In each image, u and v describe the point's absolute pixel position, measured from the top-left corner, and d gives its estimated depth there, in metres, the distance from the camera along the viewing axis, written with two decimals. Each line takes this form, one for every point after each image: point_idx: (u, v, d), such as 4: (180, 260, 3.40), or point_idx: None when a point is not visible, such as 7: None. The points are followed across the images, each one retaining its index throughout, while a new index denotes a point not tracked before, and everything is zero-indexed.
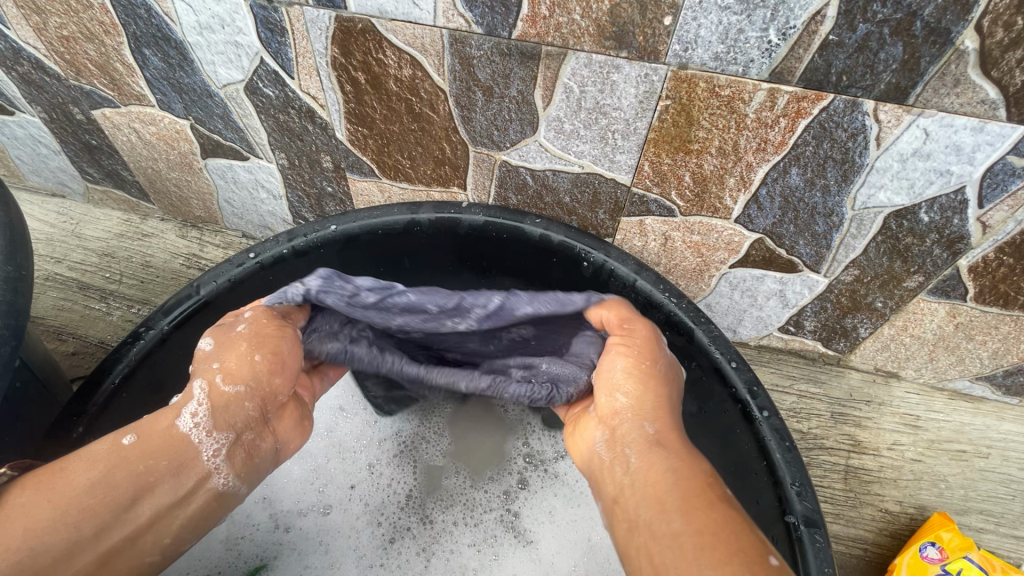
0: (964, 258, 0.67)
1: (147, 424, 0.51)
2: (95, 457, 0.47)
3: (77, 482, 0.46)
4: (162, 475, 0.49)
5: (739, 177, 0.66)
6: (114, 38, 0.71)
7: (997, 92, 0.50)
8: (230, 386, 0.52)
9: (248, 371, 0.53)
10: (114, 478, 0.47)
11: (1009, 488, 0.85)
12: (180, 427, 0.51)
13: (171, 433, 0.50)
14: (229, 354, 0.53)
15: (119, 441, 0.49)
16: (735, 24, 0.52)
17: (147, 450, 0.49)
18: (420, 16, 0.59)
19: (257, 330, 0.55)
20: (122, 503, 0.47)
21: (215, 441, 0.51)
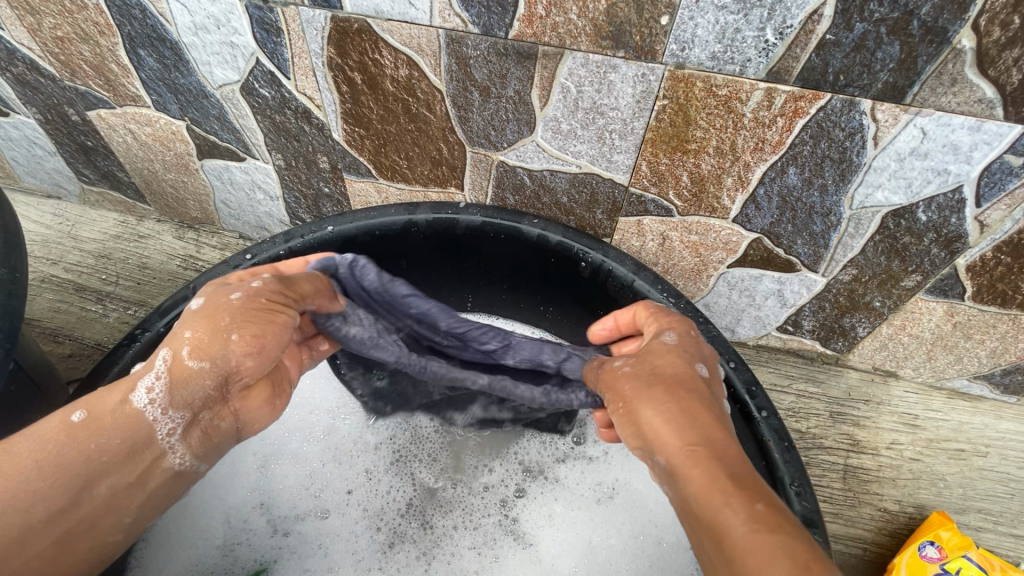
0: (962, 258, 0.67)
1: (101, 398, 0.48)
2: (44, 436, 0.45)
3: (27, 464, 0.44)
4: (117, 459, 0.48)
5: (737, 177, 0.65)
6: (109, 38, 0.71)
7: (993, 91, 0.50)
8: (196, 361, 0.49)
9: (220, 349, 0.50)
10: (63, 460, 0.45)
11: (1008, 487, 0.85)
12: (133, 404, 0.48)
13: (124, 411, 0.48)
14: (203, 326, 0.50)
15: (70, 417, 0.47)
16: (732, 24, 0.52)
17: (99, 430, 0.47)
18: (416, 16, 0.58)
19: (245, 305, 0.51)
20: (76, 484, 0.46)
21: (170, 419, 0.49)
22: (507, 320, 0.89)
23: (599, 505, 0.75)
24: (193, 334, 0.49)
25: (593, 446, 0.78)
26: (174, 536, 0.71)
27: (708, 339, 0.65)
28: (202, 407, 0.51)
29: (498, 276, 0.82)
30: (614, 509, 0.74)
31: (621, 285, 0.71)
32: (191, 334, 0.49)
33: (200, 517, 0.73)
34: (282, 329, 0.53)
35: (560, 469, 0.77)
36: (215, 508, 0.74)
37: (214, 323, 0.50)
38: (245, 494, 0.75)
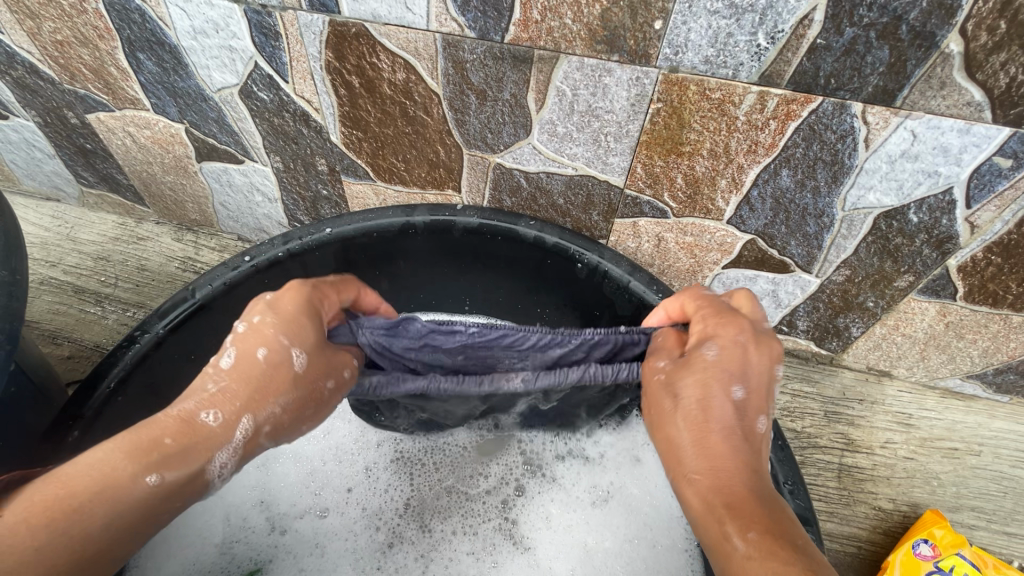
0: (953, 258, 0.68)
1: (176, 459, 0.43)
2: (121, 501, 0.40)
3: (93, 527, 0.39)
4: (175, 515, 0.45)
5: (731, 179, 0.66)
6: (108, 42, 0.72)
7: (982, 94, 0.51)
8: (270, 439, 0.49)
9: (294, 428, 0.50)
10: (130, 525, 0.41)
11: (1001, 485, 0.85)
12: (209, 470, 0.45)
13: (201, 475, 0.45)
14: (293, 396, 0.49)
15: (143, 479, 0.41)
16: (724, 28, 0.52)
17: (172, 491, 0.43)
18: (413, 20, 0.59)
19: (333, 397, 0.52)
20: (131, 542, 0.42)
21: (226, 480, 0.48)
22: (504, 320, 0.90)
23: (595, 508, 0.75)
24: (283, 404, 0.48)
25: (592, 447, 0.77)
26: (172, 535, 0.71)
27: None
28: (248, 464, 0.50)
29: (495, 276, 0.82)
30: (614, 512, 0.75)
31: (617, 286, 0.71)
32: (277, 402, 0.48)
33: (197, 516, 0.73)
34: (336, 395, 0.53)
35: (558, 470, 0.77)
36: (215, 507, 0.74)
37: (300, 394, 0.49)
38: (244, 492, 0.75)
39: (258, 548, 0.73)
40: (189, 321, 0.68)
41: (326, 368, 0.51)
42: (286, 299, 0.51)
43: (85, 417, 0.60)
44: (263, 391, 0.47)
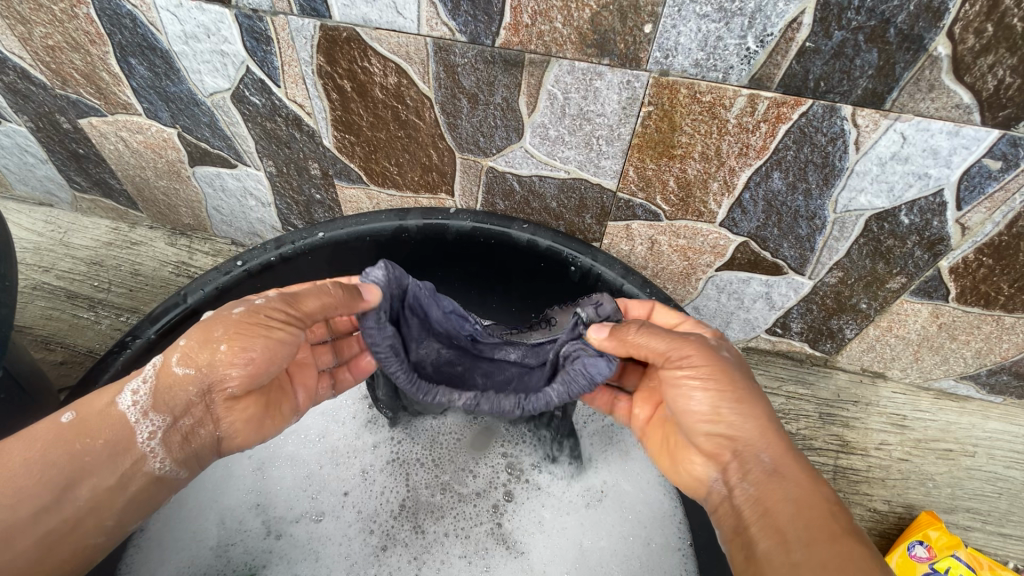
0: (945, 260, 0.68)
1: (88, 401, 0.52)
2: (36, 435, 0.50)
3: (18, 462, 0.48)
4: (98, 457, 0.51)
5: (723, 182, 0.66)
6: (100, 47, 0.71)
7: (970, 97, 0.51)
8: (181, 368, 0.52)
9: (206, 360, 0.51)
10: (51, 459, 0.49)
11: (995, 486, 0.85)
12: (119, 407, 0.52)
13: (110, 413, 0.52)
14: (200, 338, 0.52)
15: (59, 417, 0.51)
16: (714, 32, 0.52)
17: (83, 429, 0.51)
18: (404, 24, 0.59)
19: (239, 322, 0.52)
20: (59, 485, 0.49)
21: (148, 424, 0.52)
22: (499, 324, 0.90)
23: (589, 511, 0.75)
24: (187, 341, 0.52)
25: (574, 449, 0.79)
26: (167, 541, 0.71)
27: None
28: (184, 414, 0.53)
29: (488, 280, 0.82)
30: (607, 517, 0.75)
31: (610, 290, 0.72)
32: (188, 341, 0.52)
33: (191, 519, 0.72)
34: (275, 350, 0.53)
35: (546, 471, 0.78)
36: (210, 509, 0.74)
37: (203, 334, 0.52)
38: (240, 496, 0.75)
39: (255, 552, 0.73)
40: (181, 326, 0.68)
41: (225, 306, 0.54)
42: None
43: None
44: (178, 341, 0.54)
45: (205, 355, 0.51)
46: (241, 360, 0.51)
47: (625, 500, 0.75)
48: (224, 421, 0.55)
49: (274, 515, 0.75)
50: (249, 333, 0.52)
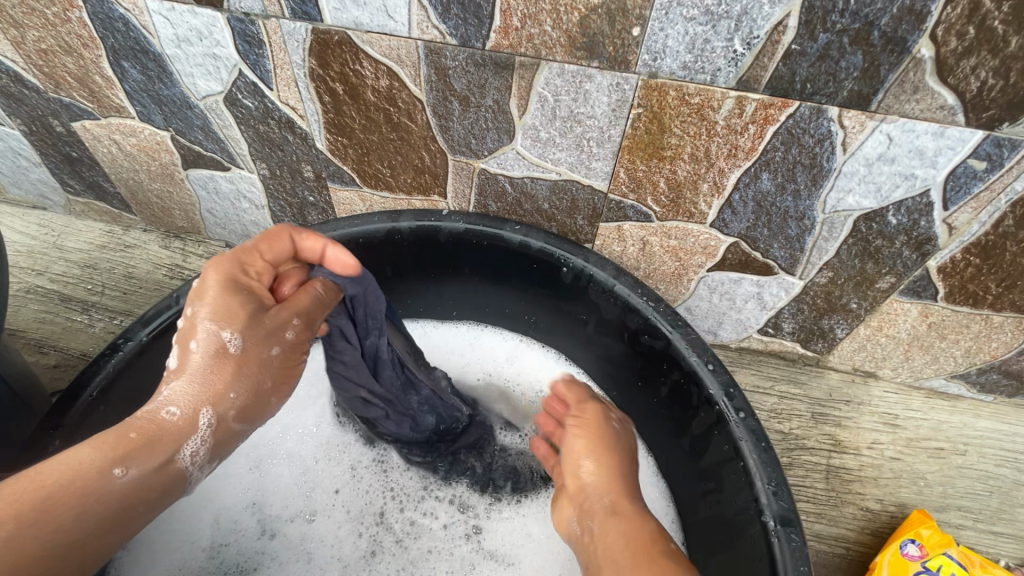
0: (933, 259, 0.68)
1: (140, 452, 0.48)
2: (85, 486, 0.45)
3: (70, 514, 0.44)
4: (149, 506, 0.49)
5: (713, 183, 0.67)
6: (93, 51, 0.72)
7: (954, 98, 0.52)
8: (237, 420, 0.53)
9: (255, 401, 0.54)
10: (91, 518, 0.45)
11: (987, 484, 0.86)
12: (179, 459, 0.50)
13: (170, 462, 0.49)
14: (246, 387, 0.53)
15: (108, 470, 0.46)
16: (701, 34, 0.53)
17: (147, 480, 0.48)
18: (395, 28, 0.60)
19: (286, 362, 0.55)
20: (60, 556, 0.43)
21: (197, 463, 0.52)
22: (493, 328, 0.90)
23: None
24: (241, 389, 0.52)
25: None
26: (158, 544, 0.71)
27: (688, 342, 0.67)
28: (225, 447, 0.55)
29: (481, 282, 0.83)
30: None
31: (602, 290, 0.73)
32: (236, 392, 0.52)
33: (188, 518, 0.73)
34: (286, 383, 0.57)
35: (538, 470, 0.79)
36: (204, 510, 0.74)
37: (248, 378, 0.52)
38: (236, 495, 0.75)
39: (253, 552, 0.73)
40: (173, 329, 0.68)
41: (265, 340, 0.53)
42: (210, 281, 0.52)
43: (68, 425, 0.61)
44: (213, 383, 0.51)
45: (251, 402, 0.54)
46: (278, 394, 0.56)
47: None
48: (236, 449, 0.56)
49: (268, 516, 0.75)
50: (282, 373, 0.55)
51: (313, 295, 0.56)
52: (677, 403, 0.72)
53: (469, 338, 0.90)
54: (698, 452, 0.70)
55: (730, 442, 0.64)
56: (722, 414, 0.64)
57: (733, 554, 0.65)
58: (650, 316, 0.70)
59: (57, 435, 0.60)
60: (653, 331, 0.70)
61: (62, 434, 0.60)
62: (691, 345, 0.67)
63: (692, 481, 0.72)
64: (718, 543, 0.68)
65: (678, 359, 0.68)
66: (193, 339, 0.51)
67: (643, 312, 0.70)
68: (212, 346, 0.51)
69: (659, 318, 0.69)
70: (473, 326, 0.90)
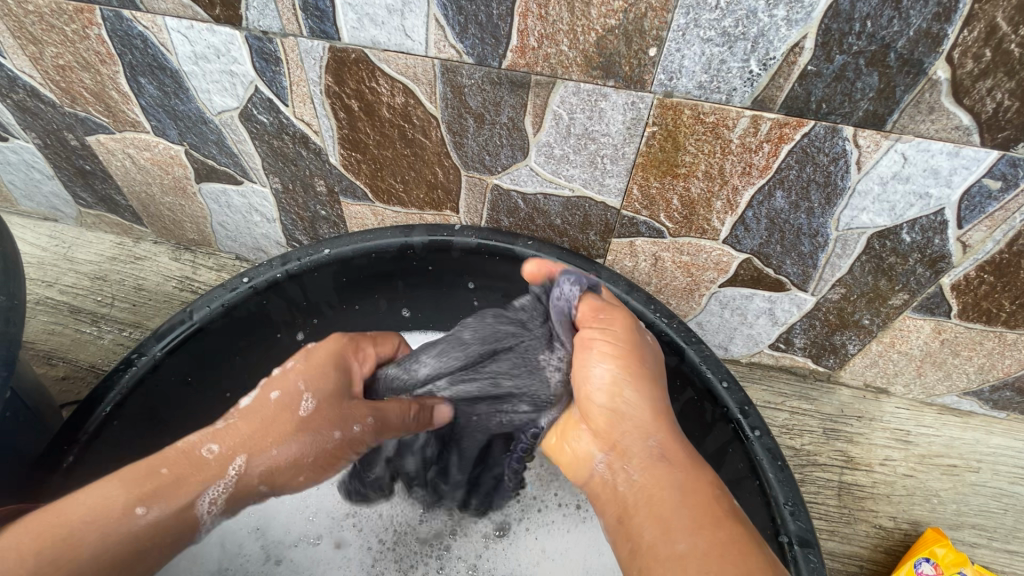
0: (947, 277, 0.68)
1: (165, 491, 0.51)
2: (107, 520, 0.48)
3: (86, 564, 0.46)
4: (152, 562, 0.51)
5: (726, 200, 0.67)
6: (110, 67, 0.72)
7: (970, 119, 0.52)
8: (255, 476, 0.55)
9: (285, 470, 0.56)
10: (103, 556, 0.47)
11: (1001, 502, 0.85)
12: (197, 507, 0.52)
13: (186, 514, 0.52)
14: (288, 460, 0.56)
15: (131, 509, 0.49)
16: (718, 55, 0.53)
17: (155, 529, 0.50)
18: (412, 46, 0.60)
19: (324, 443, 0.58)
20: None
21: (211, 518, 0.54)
22: None
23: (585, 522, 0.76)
24: (283, 452, 0.55)
25: None
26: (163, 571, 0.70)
27: (701, 359, 0.67)
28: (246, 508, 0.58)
29: (491, 296, 0.83)
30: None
31: None
32: (282, 459, 0.55)
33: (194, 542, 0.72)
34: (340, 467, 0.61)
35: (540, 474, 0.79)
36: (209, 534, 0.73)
37: (286, 439, 0.55)
38: (240, 519, 0.74)
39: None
40: (186, 343, 0.69)
41: (334, 418, 0.57)
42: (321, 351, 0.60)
43: (80, 441, 0.61)
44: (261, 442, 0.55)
45: (280, 474, 0.56)
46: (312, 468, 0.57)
47: None
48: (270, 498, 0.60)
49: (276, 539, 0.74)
50: (331, 451, 0.58)
51: (399, 414, 0.59)
52: (685, 416, 0.72)
53: None
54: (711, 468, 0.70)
55: (745, 459, 0.63)
56: (738, 430, 0.64)
57: None
58: (664, 331, 0.70)
59: (72, 451, 0.61)
60: (666, 347, 0.70)
61: (77, 449, 0.61)
62: (704, 361, 0.67)
63: None
64: None
65: (692, 376, 0.68)
66: (277, 387, 0.57)
67: (657, 328, 0.70)
68: (283, 399, 0.56)
69: (673, 334, 0.69)
70: None
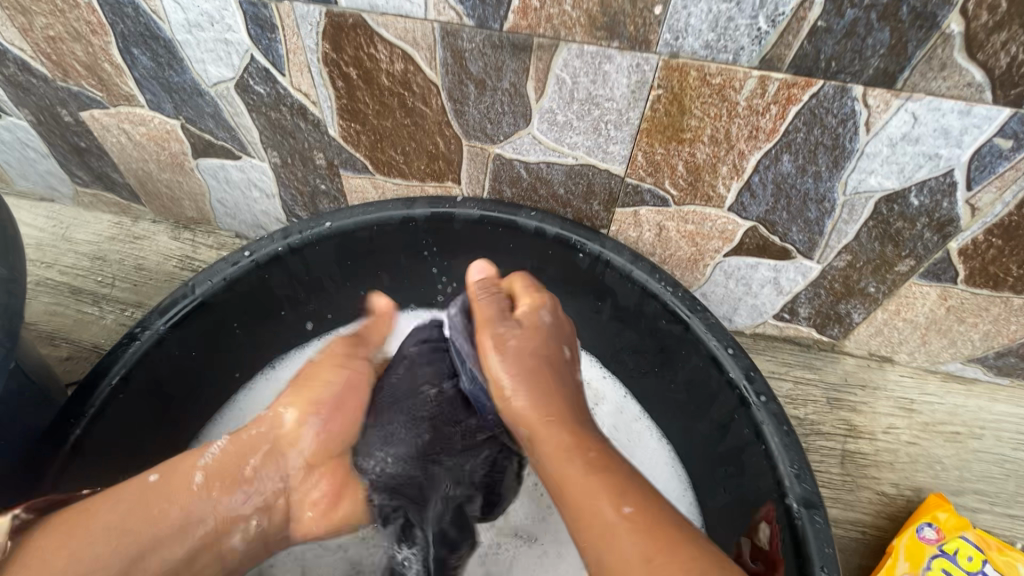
0: (954, 241, 0.68)
1: (174, 466, 0.59)
2: (122, 496, 0.55)
3: (97, 526, 0.52)
4: (168, 534, 0.55)
5: (732, 166, 0.66)
6: (102, 38, 0.71)
7: (982, 75, 0.51)
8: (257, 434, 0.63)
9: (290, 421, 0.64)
10: (128, 525, 0.53)
11: (1003, 468, 0.86)
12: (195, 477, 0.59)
13: (187, 480, 0.58)
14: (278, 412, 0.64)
15: (145, 476, 0.58)
16: (725, 12, 0.52)
17: (163, 491, 0.57)
18: (411, 9, 0.59)
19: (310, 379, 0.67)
20: (130, 560, 0.52)
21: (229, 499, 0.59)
22: None
23: None
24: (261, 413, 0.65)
25: None
26: None
27: (707, 327, 0.67)
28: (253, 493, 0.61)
29: (495, 269, 0.82)
30: None
31: (619, 275, 0.72)
32: (265, 425, 0.64)
33: None
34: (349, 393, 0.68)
35: None
36: None
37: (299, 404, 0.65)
38: None
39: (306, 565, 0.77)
40: (189, 318, 0.69)
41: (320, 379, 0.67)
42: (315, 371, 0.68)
43: (88, 414, 0.61)
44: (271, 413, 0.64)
45: (260, 436, 0.63)
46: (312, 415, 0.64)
47: None
48: (294, 496, 0.64)
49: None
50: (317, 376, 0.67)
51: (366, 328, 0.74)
52: (690, 386, 0.72)
53: None
54: (717, 436, 0.70)
55: (750, 425, 0.63)
56: (743, 397, 0.64)
57: (756, 538, 0.64)
58: (668, 301, 0.70)
59: (79, 424, 0.61)
60: (671, 316, 0.70)
61: (84, 422, 0.61)
62: (709, 329, 0.67)
63: (712, 466, 0.72)
64: (740, 527, 0.68)
65: (698, 344, 0.68)
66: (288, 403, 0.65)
67: (661, 297, 0.70)
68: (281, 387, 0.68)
69: (679, 303, 0.69)
70: None
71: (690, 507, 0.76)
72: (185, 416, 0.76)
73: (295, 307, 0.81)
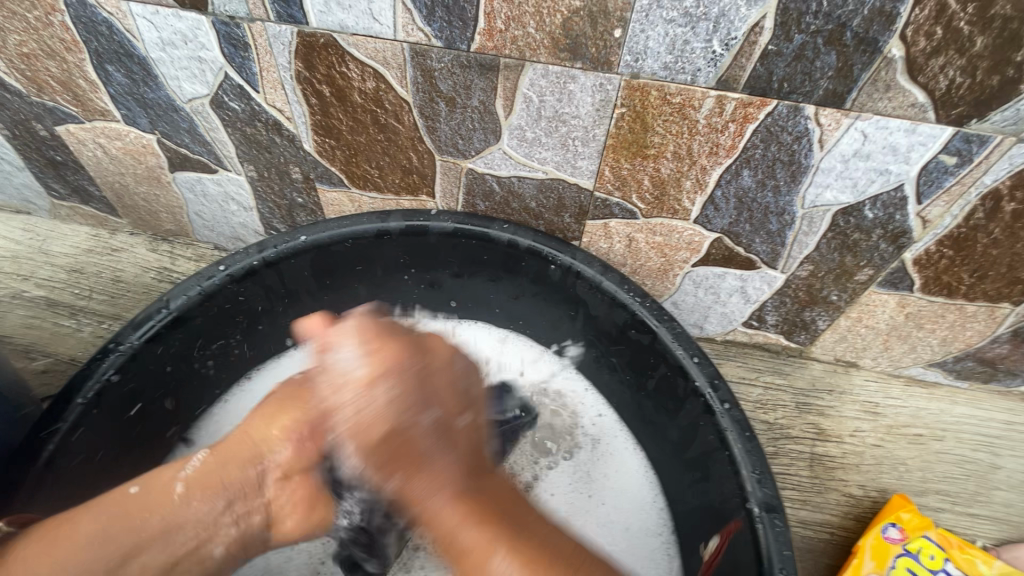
0: (908, 252, 0.71)
1: (154, 478, 0.58)
2: (103, 507, 0.55)
3: (81, 534, 0.53)
4: (153, 535, 0.55)
5: (695, 180, 0.68)
6: (76, 55, 0.71)
7: (924, 96, 0.54)
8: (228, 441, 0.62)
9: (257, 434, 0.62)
10: (110, 534, 0.53)
11: (964, 468, 0.89)
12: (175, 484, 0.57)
13: (169, 490, 0.57)
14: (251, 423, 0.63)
15: (127, 489, 0.57)
16: (681, 36, 0.54)
17: (144, 503, 0.56)
18: (381, 30, 0.60)
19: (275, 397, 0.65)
20: (110, 565, 0.52)
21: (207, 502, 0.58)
22: (484, 324, 0.91)
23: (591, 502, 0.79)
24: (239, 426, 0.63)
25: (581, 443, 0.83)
26: None
27: (674, 336, 0.69)
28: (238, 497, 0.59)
29: (471, 280, 0.84)
30: (600, 510, 0.78)
31: (590, 286, 0.74)
32: (245, 436, 0.62)
33: None
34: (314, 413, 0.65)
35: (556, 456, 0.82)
36: None
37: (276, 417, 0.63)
38: None
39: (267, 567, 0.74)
40: (163, 332, 0.69)
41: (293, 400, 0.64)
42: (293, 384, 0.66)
43: (60, 430, 0.62)
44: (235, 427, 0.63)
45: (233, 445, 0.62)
46: (293, 433, 0.61)
47: (617, 495, 0.79)
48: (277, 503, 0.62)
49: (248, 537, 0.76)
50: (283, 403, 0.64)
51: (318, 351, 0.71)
52: (659, 394, 0.74)
53: (455, 334, 0.91)
54: (685, 442, 0.72)
55: (715, 431, 0.65)
56: (708, 404, 0.66)
57: (722, 542, 0.66)
58: (637, 311, 0.71)
59: (51, 440, 0.61)
60: (640, 326, 0.72)
61: (56, 437, 0.61)
62: (676, 338, 0.69)
63: (680, 471, 0.74)
64: (706, 531, 0.70)
65: (665, 353, 0.70)
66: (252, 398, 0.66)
67: (630, 307, 0.72)
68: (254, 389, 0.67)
69: (646, 313, 0.71)
70: (458, 324, 0.91)
71: (661, 512, 0.78)
72: (158, 429, 0.76)
73: (271, 319, 0.81)
